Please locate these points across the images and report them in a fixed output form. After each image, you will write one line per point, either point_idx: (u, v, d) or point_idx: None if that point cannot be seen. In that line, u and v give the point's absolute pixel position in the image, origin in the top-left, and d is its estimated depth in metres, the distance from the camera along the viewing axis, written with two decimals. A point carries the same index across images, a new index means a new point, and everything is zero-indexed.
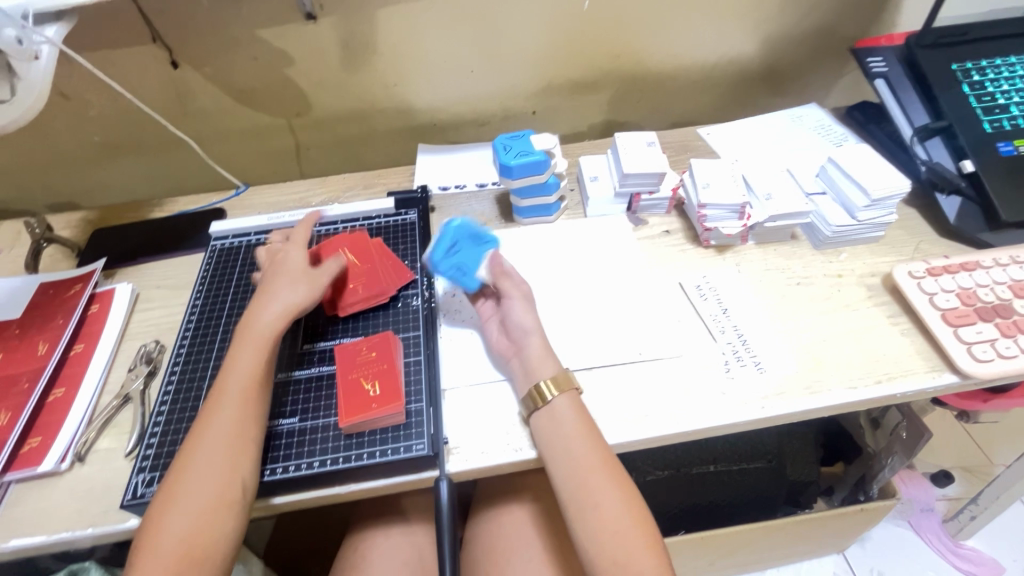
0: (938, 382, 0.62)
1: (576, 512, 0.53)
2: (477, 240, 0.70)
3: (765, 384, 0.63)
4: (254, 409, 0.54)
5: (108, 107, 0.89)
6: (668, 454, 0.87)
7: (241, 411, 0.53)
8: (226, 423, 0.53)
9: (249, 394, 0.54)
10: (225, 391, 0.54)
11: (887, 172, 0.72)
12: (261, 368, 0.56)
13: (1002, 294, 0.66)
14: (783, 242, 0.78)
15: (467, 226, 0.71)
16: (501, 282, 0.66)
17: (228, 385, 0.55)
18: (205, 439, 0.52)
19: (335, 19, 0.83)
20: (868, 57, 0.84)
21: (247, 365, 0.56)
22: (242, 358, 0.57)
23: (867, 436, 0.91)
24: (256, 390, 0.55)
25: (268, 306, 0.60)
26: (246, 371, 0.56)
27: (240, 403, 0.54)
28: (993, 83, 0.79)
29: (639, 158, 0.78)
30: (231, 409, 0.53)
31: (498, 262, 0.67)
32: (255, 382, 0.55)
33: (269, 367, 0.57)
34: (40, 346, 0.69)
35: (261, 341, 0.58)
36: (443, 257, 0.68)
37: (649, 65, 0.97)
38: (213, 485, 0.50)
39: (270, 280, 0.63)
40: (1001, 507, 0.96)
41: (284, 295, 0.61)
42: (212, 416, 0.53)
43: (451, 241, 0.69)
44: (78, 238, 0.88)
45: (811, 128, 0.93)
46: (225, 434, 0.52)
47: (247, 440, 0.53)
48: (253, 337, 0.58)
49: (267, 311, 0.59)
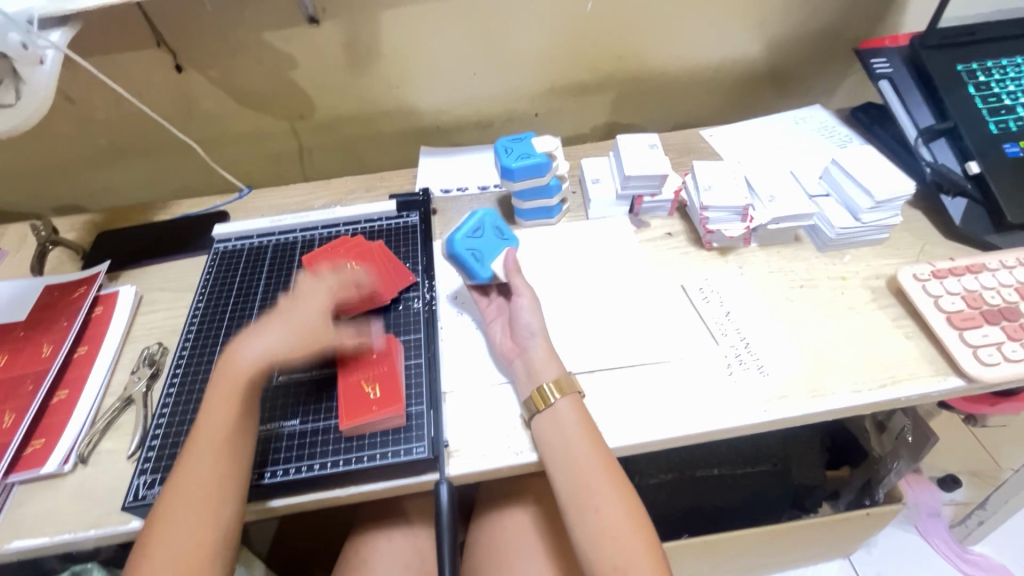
0: (944, 385, 0.62)
1: (577, 516, 0.52)
2: (501, 233, 0.69)
3: (767, 387, 0.62)
4: (228, 463, 0.52)
5: (114, 110, 0.90)
6: (671, 458, 0.86)
7: (214, 467, 0.52)
8: (197, 483, 0.51)
9: (223, 450, 0.52)
10: (197, 447, 0.53)
11: (891, 174, 0.72)
12: (232, 422, 0.53)
13: (1008, 296, 0.66)
14: (786, 245, 0.77)
15: (495, 219, 0.69)
16: (512, 279, 0.65)
17: (199, 440, 0.53)
18: (178, 500, 0.50)
19: (338, 22, 0.83)
20: (872, 58, 0.83)
21: (217, 420, 0.53)
22: (215, 409, 0.54)
23: (872, 439, 0.91)
24: (231, 445, 0.53)
25: (248, 353, 0.55)
26: (218, 425, 0.53)
27: (211, 460, 0.52)
28: (999, 84, 0.78)
29: (642, 160, 0.77)
30: (204, 467, 0.51)
31: (513, 259, 0.66)
32: (227, 437, 0.53)
33: (245, 417, 0.54)
34: (44, 348, 0.70)
35: (233, 391, 0.54)
36: (464, 239, 0.66)
37: (652, 67, 0.97)
38: (183, 554, 0.48)
39: (266, 320, 0.58)
40: (1010, 512, 0.95)
41: (263, 339, 0.56)
42: (186, 471, 0.52)
43: (477, 226, 0.67)
44: (83, 240, 0.89)
45: (815, 129, 0.92)
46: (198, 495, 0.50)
47: (220, 500, 0.51)
48: (229, 384, 0.54)
49: (246, 358, 0.55)
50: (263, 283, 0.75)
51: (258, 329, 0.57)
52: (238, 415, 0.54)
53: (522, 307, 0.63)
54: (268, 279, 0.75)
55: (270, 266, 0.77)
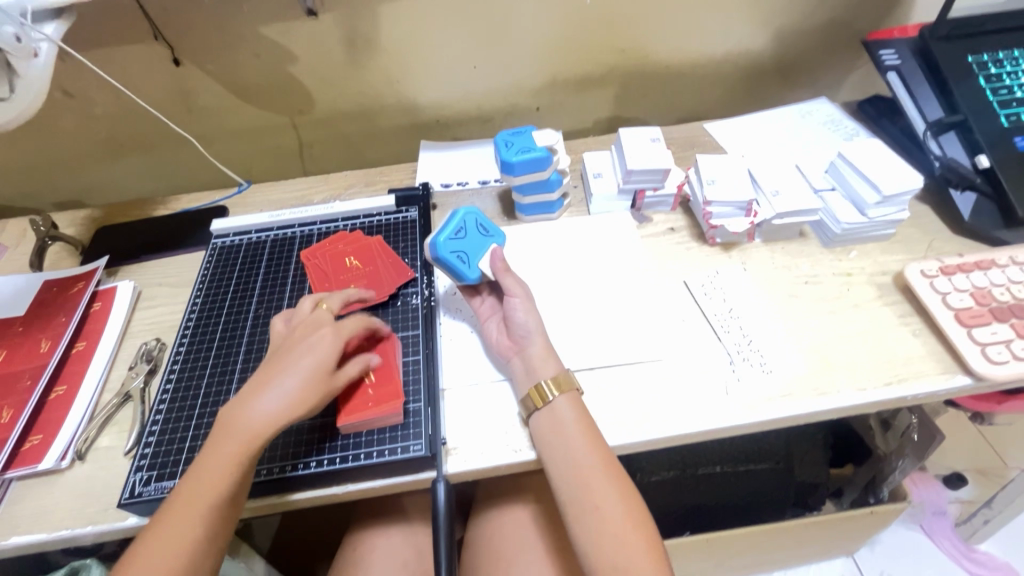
0: (951, 384, 0.60)
1: (576, 514, 0.52)
2: (484, 230, 0.68)
3: (771, 385, 0.61)
4: (217, 526, 0.50)
5: (112, 104, 0.89)
6: (673, 455, 0.86)
7: (204, 528, 0.49)
8: (182, 545, 0.48)
9: (218, 512, 0.50)
10: (190, 503, 0.49)
11: (899, 168, 0.70)
12: (232, 485, 0.50)
13: (1018, 293, 0.64)
14: (791, 240, 0.76)
15: (478, 217, 0.68)
16: (504, 278, 0.63)
17: (194, 496, 0.50)
18: (153, 557, 0.47)
19: (336, 15, 0.82)
20: (880, 50, 0.82)
21: (217, 479, 0.50)
22: (215, 465, 0.50)
23: (877, 437, 0.89)
24: (225, 508, 0.50)
25: (260, 417, 0.52)
26: (216, 485, 0.50)
27: (200, 521, 0.49)
28: (1011, 76, 0.76)
29: (644, 155, 0.76)
30: (193, 527, 0.49)
31: (500, 257, 0.65)
32: (221, 500, 0.50)
33: (245, 478, 0.51)
34: (42, 344, 0.69)
35: (240, 452, 0.51)
36: (447, 242, 0.63)
37: (655, 59, 0.95)
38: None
39: (282, 378, 0.53)
40: (1016, 511, 0.94)
41: (280, 399, 0.52)
42: (172, 524, 0.49)
43: (459, 227, 0.65)
44: (82, 235, 0.88)
45: (821, 123, 0.91)
46: (176, 554, 0.48)
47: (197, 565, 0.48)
48: (235, 442, 0.51)
49: (258, 420, 0.52)
50: (261, 278, 0.74)
51: (275, 388, 0.53)
52: (239, 478, 0.51)
53: (516, 305, 0.62)
54: (266, 274, 0.75)
55: (269, 261, 0.76)
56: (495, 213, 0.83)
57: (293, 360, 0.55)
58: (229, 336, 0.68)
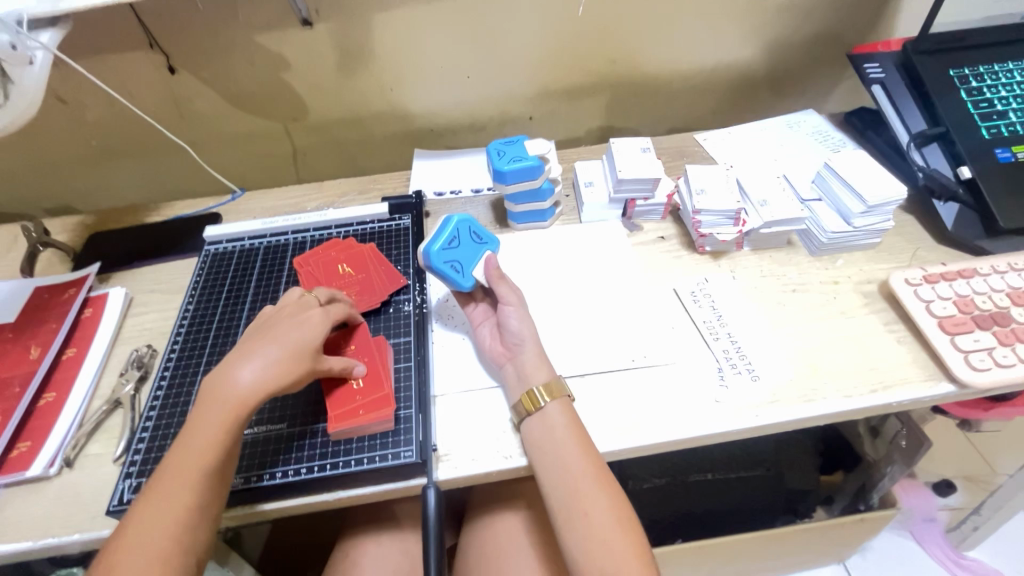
0: (936, 391, 0.61)
1: (565, 520, 0.52)
2: (478, 238, 0.68)
3: (758, 392, 0.62)
4: (209, 489, 0.49)
5: (106, 111, 0.90)
6: (664, 462, 0.87)
7: (196, 492, 0.48)
8: (174, 509, 0.47)
9: (208, 475, 0.49)
10: (179, 470, 0.49)
11: (883, 178, 0.72)
12: (222, 447, 0.50)
13: (1000, 301, 0.66)
14: (779, 249, 0.77)
15: (470, 224, 0.68)
16: (498, 285, 0.64)
17: (181, 464, 0.49)
18: (145, 529, 0.46)
19: (331, 24, 0.83)
20: (865, 63, 0.84)
21: (205, 443, 0.50)
22: (201, 431, 0.50)
23: (865, 444, 0.91)
24: (214, 471, 0.50)
25: (240, 383, 0.52)
26: (205, 449, 0.50)
27: (190, 484, 0.48)
28: (991, 89, 0.78)
29: (634, 164, 0.77)
30: (185, 491, 0.48)
31: (494, 264, 0.65)
32: (210, 464, 0.49)
33: (233, 441, 0.51)
34: (32, 350, 0.69)
35: (226, 415, 0.51)
36: (440, 251, 0.64)
37: (646, 70, 0.97)
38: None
39: (265, 349, 0.54)
40: (1004, 517, 0.95)
41: (262, 368, 0.53)
42: (154, 500, 0.48)
43: (452, 236, 0.66)
44: (75, 241, 0.88)
45: (808, 134, 0.92)
46: (167, 521, 0.47)
47: (194, 529, 0.47)
48: (219, 413, 0.51)
49: (241, 389, 0.52)
50: (254, 285, 0.75)
51: (255, 357, 0.53)
52: (227, 440, 0.51)
53: (509, 312, 0.63)
54: (259, 282, 0.75)
55: (262, 268, 0.77)
56: (488, 221, 0.84)
57: (275, 335, 0.56)
58: (221, 342, 0.68)
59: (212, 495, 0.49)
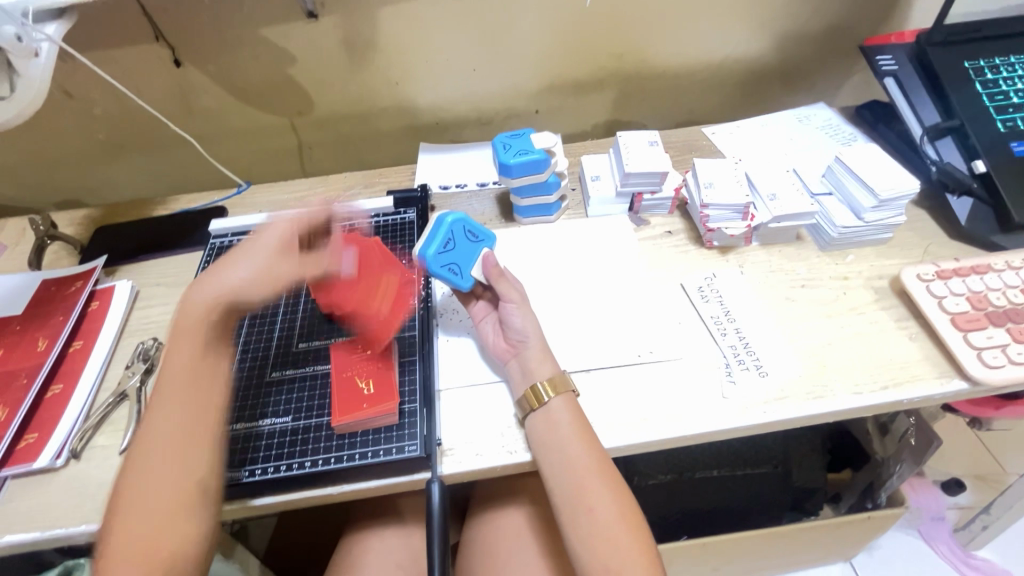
0: (947, 388, 0.60)
1: (569, 516, 0.52)
2: (473, 236, 0.66)
3: (766, 388, 0.61)
4: (201, 402, 0.52)
5: (112, 104, 0.90)
6: (673, 459, 0.85)
7: (187, 407, 0.51)
8: (173, 423, 0.50)
9: (193, 389, 0.52)
10: (167, 390, 0.52)
11: (895, 172, 0.70)
12: (204, 363, 0.53)
13: (1015, 297, 0.64)
14: (789, 243, 0.76)
15: (464, 221, 0.66)
16: (498, 283, 0.63)
17: (167, 385, 0.52)
18: (153, 441, 0.49)
19: (336, 17, 0.82)
20: (878, 55, 0.82)
21: (186, 363, 0.53)
22: (182, 351, 0.53)
23: (874, 442, 0.89)
24: (199, 387, 0.52)
25: (221, 287, 0.55)
26: (188, 368, 0.53)
27: (181, 401, 0.51)
28: (1007, 82, 0.77)
29: (641, 157, 0.77)
30: (177, 407, 0.51)
31: (492, 262, 0.64)
32: (195, 378, 0.52)
33: (214, 358, 0.54)
34: (39, 342, 0.69)
35: (202, 334, 0.54)
36: (436, 254, 0.63)
37: (653, 63, 0.96)
38: (172, 487, 0.48)
39: (246, 256, 0.57)
40: (1015, 517, 0.93)
41: (238, 274, 0.55)
42: (153, 417, 0.51)
43: (446, 238, 0.64)
44: (82, 235, 0.89)
45: (819, 127, 0.91)
46: (170, 432, 0.50)
47: (197, 438, 0.50)
48: (197, 323, 0.54)
49: (220, 294, 0.55)
50: None
51: (237, 263, 0.56)
52: (211, 356, 0.54)
53: (512, 309, 0.62)
54: None
55: None
56: (493, 215, 0.83)
57: (251, 241, 0.58)
58: None
59: (208, 407, 0.52)
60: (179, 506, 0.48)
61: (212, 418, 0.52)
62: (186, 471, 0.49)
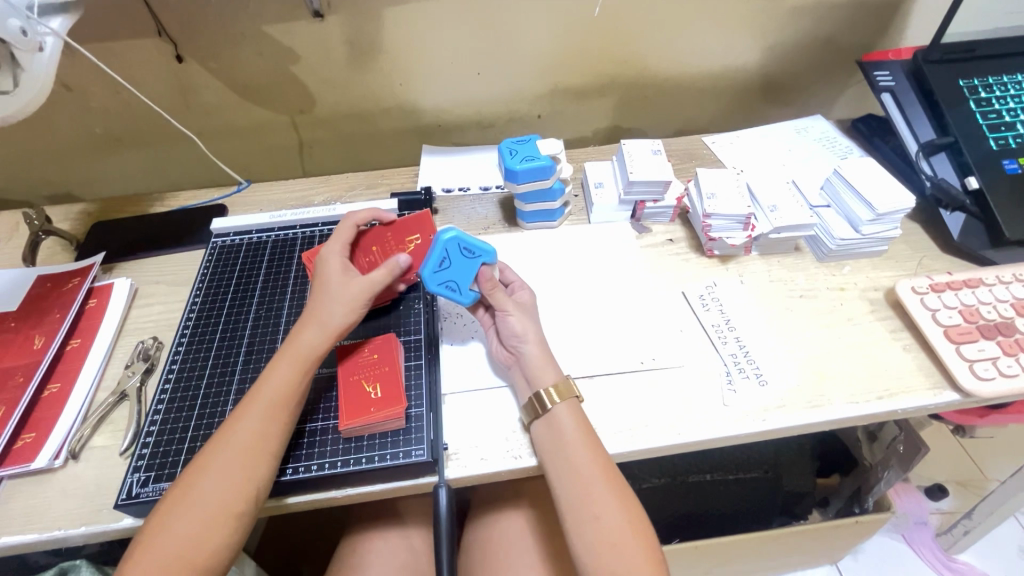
0: (939, 399, 0.62)
1: (575, 524, 0.52)
2: (470, 252, 0.63)
3: (766, 397, 0.62)
4: (279, 426, 0.53)
5: (111, 98, 0.89)
6: (665, 463, 0.87)
7: (265, 425, 0.52)
8: (245, 435, 0.51)
9: (276, 412, 0.53)
10: (255, 403, 0.53)
11: (892, 187, 0.72)
12: (295, 390, 0.55)
13: (1005, 312, 0.66)
14: (787, 254, 0.78)
15: (460, 238, 0.62)
16: (493, 294, 0.63)
17: (257, 399, 0.54)
18: (228, 449, 0.51)
19: (342, 17, 0.82)
20: (876, 71, 0.84)
21: (277, 384, 0.54)
22: (278, 375, 0.55)
23: (863, 449, 0.92)
24: (283, 410, 0.53)
25: (316, 325, 0.58)
26: (276, 389, 0.54)
27: (264, 418, 0.52)
28: (1000, 101, 0.79)
29: (645, 166, 0.78)
30: (255, 422, 0.52)
31: (487, 276, 0.63)
32: (285, 401, 0.54)
33: (303, 387, 0.55)
34: (36, 340, 0.68)
35: (299, 360, 0.56)
36: (432, 274, 0.63)
37: (656, 72, 0.97)
38: (221, 495, 0.48)
39: (331, 296, 0.59)
40: (996, 522, 0.96)
41: (329, 314, 0.58)
42: (234, 424, 0.52)
43: (441, 256, 0.63)
44: (77, 230, 0.87)
45: (816, 139, 0.93)
46: (246, 445, 0.51)
47: (262, 457, 0.51)
48: (295, 356, 0.56)
49: (318, 333, 0.57)
50: (262, 279, 0.74)
51: (330, 302, 0.59)
52: (301, 383, 0.55)
53: (508, 318, 0.62)
54: (267, 277, 0.74)
55: (269, 262, 0.76)
56: (497, 219, 0.84)
57: (331, 283, 0.60)
58: (229, 338, 0.68)
59: (281, 433, 0.53)
60: (223, 516, 0.48)
61: (281, 444, 0.53)
62: (242, 482, 0.49)
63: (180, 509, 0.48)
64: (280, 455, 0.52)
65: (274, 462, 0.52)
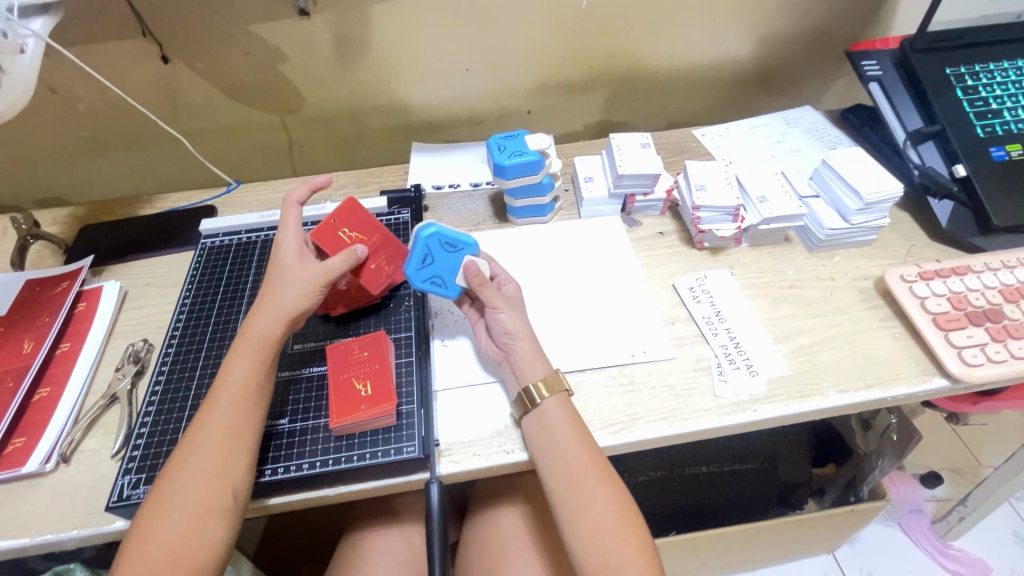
0: (928, 386, 0.62)
1: (566, 513, 0.52)
2: (451, 246, 0.62)
3: (757, 387, 0.62)
4: (247, 417, 0.53)
5: (97, 100, 0.88)
6: (661, 455, 0.87)
7: (233, 418, 0.52)
8: (215, 431, 0.51)
9: (241, 404, 0.53)
10: (217, 398, 0.53)
11: (879, 175, 0.72)
12: (256, 379, 0.54)
13: (993, 298, 0.67)
14: (777, 245, 0.78)
15: (441, 233, 0.61)
16: (483, 291, 0.61)
17: (219, 395, 0.53)
18: (199, 450, 0.50)
19: (328, 15, 0.82)
20: (863, 61, 0.85)
21: (238, 376, 0.54)
22: (239, 368, 0.54)
23: (857, 437, 0.92)
24: (249, 401, 0.53)
25: (267, 313, 0.57)
26: (238, 381, 0.54)
27: (231, 412, 0.52)
28: (987, 88, 0.79)
29: (634, 159, 0.78)
30: (222, 417, 0.52)
31: (475, 271, 0.62)
32: (246, 391, 0.53)
33: (264, 376, 0.55)
34: (25, 345, 0.68)
35: (257, 351, 0.55)
36: (416, 271, 0.62)
37: (645, 66, 0.97)
38: (198, 495, 0.48)
39: (281, 285, 0.58)
40: (990, 508, 0.96)
41: (279, 301, 0.57)
42: (204, 421, 0.52)
43: (423, 253, 0.61)
44: (66, 234, 0.87)
45: (805, 129, 0.93)
46: (214, 441, 0.51)
47: (234, 452, 0.51)
48: (250, 348, 0.55)
49: (268, 322, 0.56)
50: (251, 279, 0.74)
51: (281, 289, 0.58)
52: (259, 372, 0.55)
53: (499, 316, 0.61)
54: (256, 277, 0.74)
55: (259, 262, 0.76)
56: (487, 215, 0.84)
57: (285, 271, 0.59)
58: (218, 339, 0.68)
59: (251, 425, 0.53)
60: (204, 514, 0.48)
61: (253, 436, 0.52)
62: (216, 481, 0.49)
63: (159, 512, 0.48)
64: (254, 448, 0.52)
65: (250, 455, 0.52)
